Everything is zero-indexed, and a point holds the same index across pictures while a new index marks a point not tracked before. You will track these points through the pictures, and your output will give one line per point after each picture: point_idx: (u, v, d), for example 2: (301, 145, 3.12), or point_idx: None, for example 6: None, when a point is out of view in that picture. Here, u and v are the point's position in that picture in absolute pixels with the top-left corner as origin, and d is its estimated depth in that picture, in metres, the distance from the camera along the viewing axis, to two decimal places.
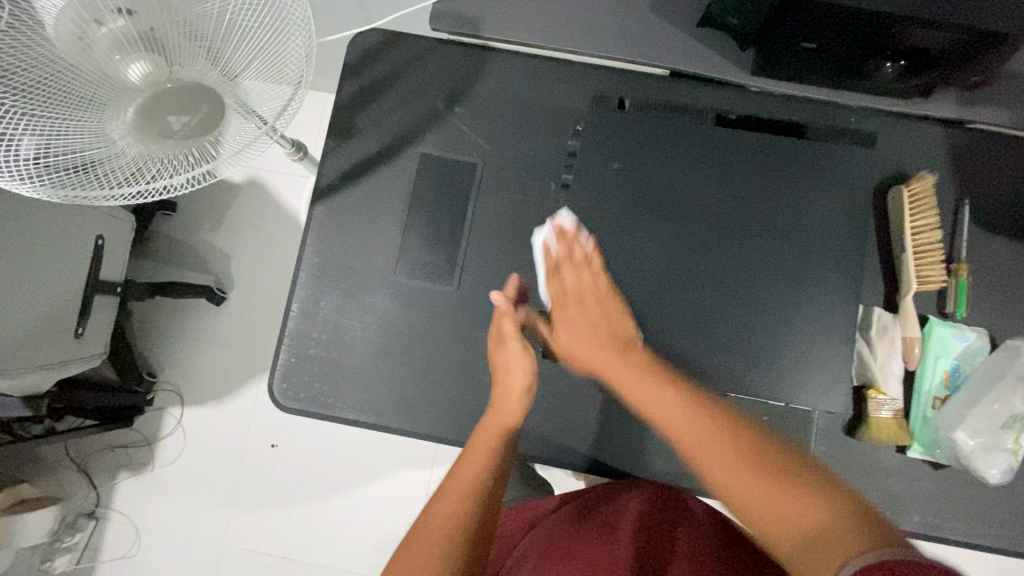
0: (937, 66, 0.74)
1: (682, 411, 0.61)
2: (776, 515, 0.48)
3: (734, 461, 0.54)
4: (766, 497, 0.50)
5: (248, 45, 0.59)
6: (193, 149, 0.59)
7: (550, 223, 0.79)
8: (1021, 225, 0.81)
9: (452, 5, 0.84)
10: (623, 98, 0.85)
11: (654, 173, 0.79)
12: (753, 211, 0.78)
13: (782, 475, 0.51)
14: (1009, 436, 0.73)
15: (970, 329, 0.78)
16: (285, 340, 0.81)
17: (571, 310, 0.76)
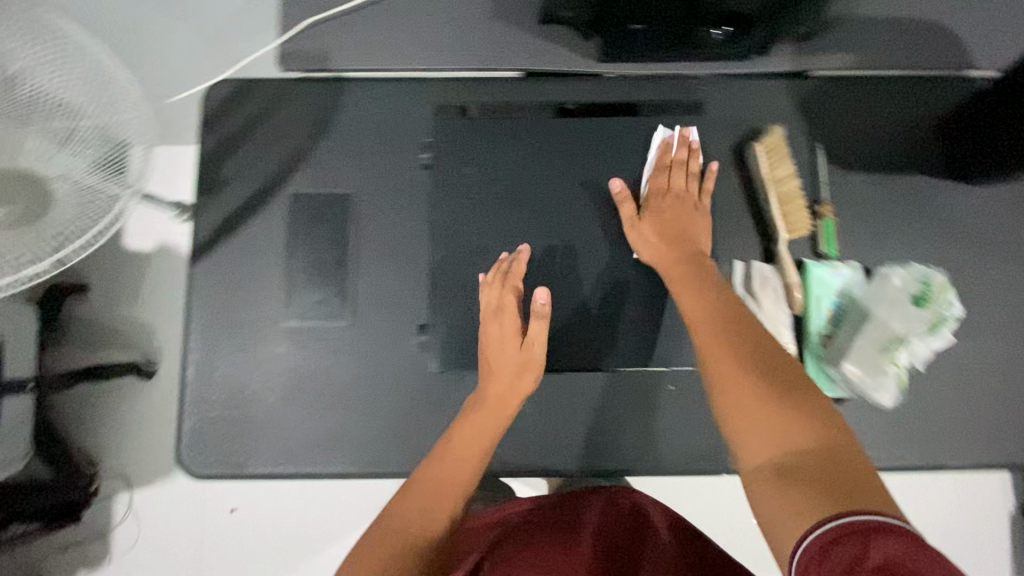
0: (761, 25, 0.79)
1: (723, 310, 0.64)
2: (766, 426, 0.51)
3: (742, 388, 0.54)
4: (772, 417, 0.51)
5: (77, 116, 0.61)
6: (45, 232, 0.57)
7: (676, 131, 0.82)
8: (874, 157, 0.85)
9: (298, 44, 0.85)
10: (466, 104, 0.85)
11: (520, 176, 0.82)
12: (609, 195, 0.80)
13: (774, 394, 0.53)
14: (887, 360, 0.75)
15: (844, 264, 0.81)
16: (188, 406, 0.80)
17: (659, 203, 0.79)
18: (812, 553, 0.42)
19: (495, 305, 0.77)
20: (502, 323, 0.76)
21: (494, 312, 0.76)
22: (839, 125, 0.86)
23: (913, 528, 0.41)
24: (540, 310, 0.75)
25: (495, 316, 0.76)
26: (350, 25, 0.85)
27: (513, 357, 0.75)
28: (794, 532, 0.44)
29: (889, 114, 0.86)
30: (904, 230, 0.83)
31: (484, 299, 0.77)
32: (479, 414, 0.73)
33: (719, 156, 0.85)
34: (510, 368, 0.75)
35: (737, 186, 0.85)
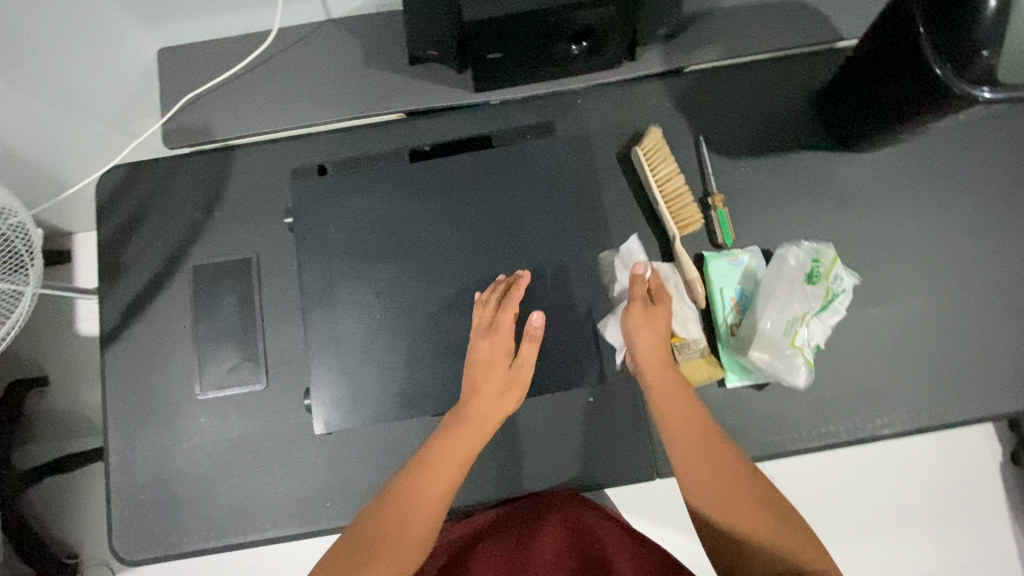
0: (617, 37, 0.80)
1: (680, 388, 0.70)
2: (713, 465, 0.64)
3: (703, 449, 0.65)
4: (752, 526, 0.61)
5: None
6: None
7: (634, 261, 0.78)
8: (758, 141, 0.86)
9: (181, 121, 0.87)
10: (323, 166, 0.87)
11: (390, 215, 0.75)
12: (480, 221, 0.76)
13: (729, 465, 0.65)
14: (788, 341, 0.75)
15: (742, 252, 0.81)
16: (113, 495, 0.80)
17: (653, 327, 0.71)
18: None
19: (487, 323, 0.70)
20: (494, 339, 0.69)
21: (486, 328, 0.69)
22: (719, 115, 0.87)
23: None
24: (535, 333, 0.67)
25: (493, 330, 0.69)
26: (228, 95, 0.87)
27: (499, 378, 0.68)
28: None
29: (766, 97, 0.87)
30: (798, 208, 0.84)
31: (473, 320, 0.71)
32: (462, 433, 0.67)
33: (605, 164, 0.86)
34: (496, 386, 0.68)
35: (627, 190, 0.85)
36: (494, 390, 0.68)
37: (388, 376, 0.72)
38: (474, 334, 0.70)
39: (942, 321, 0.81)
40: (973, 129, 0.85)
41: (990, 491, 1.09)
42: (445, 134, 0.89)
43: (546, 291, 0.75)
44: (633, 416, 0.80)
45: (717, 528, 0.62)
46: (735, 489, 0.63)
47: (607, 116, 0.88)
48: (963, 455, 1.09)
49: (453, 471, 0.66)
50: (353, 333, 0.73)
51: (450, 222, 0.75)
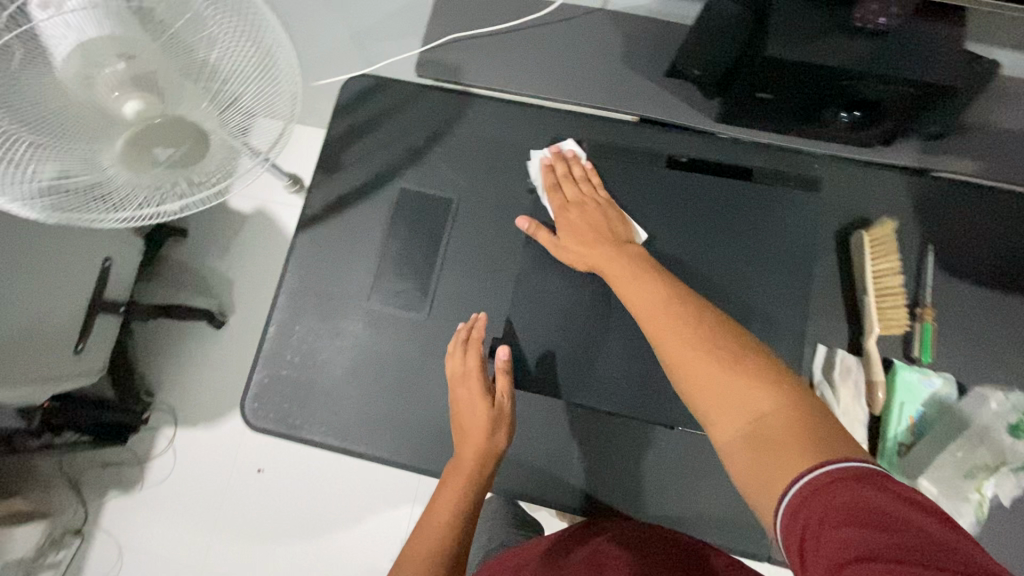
0: (891, 118, 0.77)
1: (660, 295, 0.60)
2: (717, 387, 0.50)
3: (689, 346, 0.53)
4: (728, 397, 0.49)
5: (236, 81, 0.66)
6: (189, 174, 0.65)
7: (551, 147, 0.86)
8: (989, 271, 0.81)
9: (438, 55, 0.92)
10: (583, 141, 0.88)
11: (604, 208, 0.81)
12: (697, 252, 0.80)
13: (723, 360, 0.51)
14: (970, 484, 0.71)
15: (936, 374, 0.77)
16: (261, 359, 0.85)
17: (570, 214, 0.78)
18: (791, 506, 0.40)
19: (460, 372, 0.79)
20: (468, 386, 0.78)
21: (459, 380, 0.79)
22: (956, 232, 0.83)
23: (875, 465, 0.40)
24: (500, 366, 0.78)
25: (462, 380, 0.78)
26: (488, 47, 0.91)
27: (483, 419, 0.75)
28: (780, 478, 0.42)
29: (1013, 231, 0.82)
30: (1010, 352, 0.78)
31: (449, 368, 0.80)
32: (455, 475, 0.75)
33: (820, 235, 0.83)
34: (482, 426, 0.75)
35: (835, 268, 0.82)
36: (480, 432, 0.75)
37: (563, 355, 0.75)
38: (452, 387, 0.79)
39: None
40: None
41: None
42: (703, 155, 0.88)
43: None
44: None
45: (723, 436, 0.48)
46: (704, 357, 0.52)
47: (839, 190, 0.85)
48: None
49: (456, 503, 0.74)
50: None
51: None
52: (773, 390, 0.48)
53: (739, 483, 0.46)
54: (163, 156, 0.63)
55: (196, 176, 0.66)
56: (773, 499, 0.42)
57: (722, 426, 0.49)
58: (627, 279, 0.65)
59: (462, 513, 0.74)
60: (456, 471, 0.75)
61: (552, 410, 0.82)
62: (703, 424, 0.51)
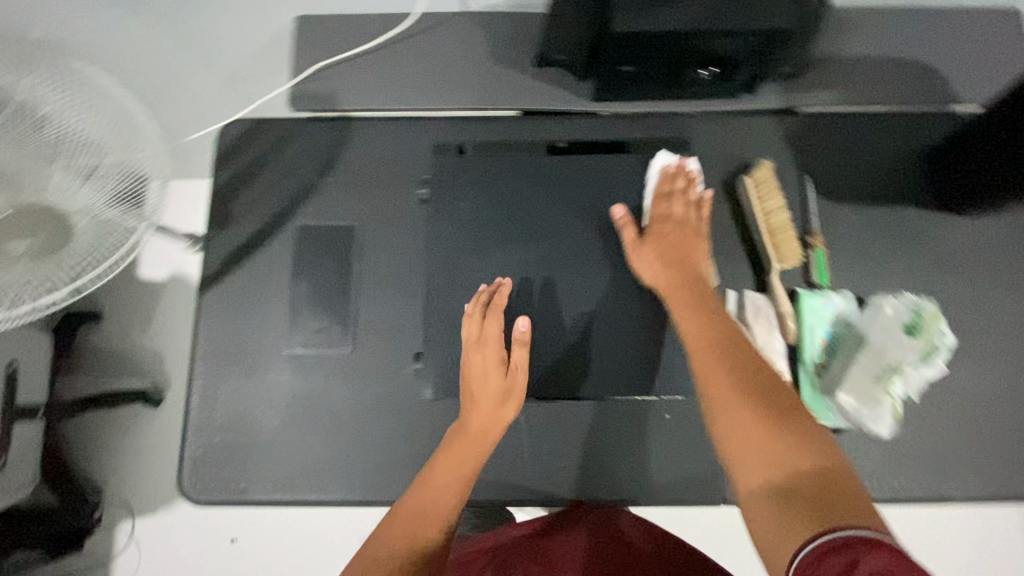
0: (746, 67, 0.82)
1: (710, 333, 0.62)
2: (754, 425, 0.52)
3: (732, 387, 0.55)
4: (771, 456, 0.50)
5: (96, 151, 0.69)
6: (63, 261, 0.62)
7: (676, 158, 0.81)
8: (863, 189, 0.87)
9: (310, 86, 0.90)
10: (462, 145, 0.90)
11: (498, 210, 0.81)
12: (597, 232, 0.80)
13: (765, 414, 0.52)
14: (882, 390, 0.75)
15: (835, 294, 0.82)
16: (190, 431, 0.82)
17: (664, 227, 0.77)
18: (806, 560, 0.42)
19: (477, 338, 0.75)
20: (485, 352, 0.74)
21: (478, 344, 0.75)
22: (827, 159, 0.88)
23: (890, 537, 0.41)
24: (521, 337, 0.73)
25: (478, 346, 0.75)
26: (357, 69, 0.91)
27: (495, 388, 0.73)
28: (791, 538, 0.45)
29: (876, 148, 0.89)
30: (895, 259, 0.85)
31: (465, 330, 0.76)
32: (460, 441, 0.71)
33: (709, 188, 0.88)
34: (494, 394, 0.73)
35: (728, 216, 0.87)
36: (491, 400, 0.73)
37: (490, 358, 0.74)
38: (466, 351, 0.75)
39: None
40: None
41: None
42: (588, 134, 0.91)
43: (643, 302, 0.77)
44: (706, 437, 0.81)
45: (743, 472, 0.51)
46: (754, 418, 0.52)
47: (717, 143, 0.90)
48: None
49: (462, 475, 0.68)
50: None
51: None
52: (823, 452, 0.50)
53: (753, 531, 0.49)
54: (22, 248, 0.60)
55: (71, 259, 0.63)
56: (785, 553, 0.45)
57: (751, 474, 0.50)
58: (690, 308, 0.66)
59: (464, 483, 0.68)
60: (468, 441, 0.71)
61: None
62: (727, 468, 0.53)
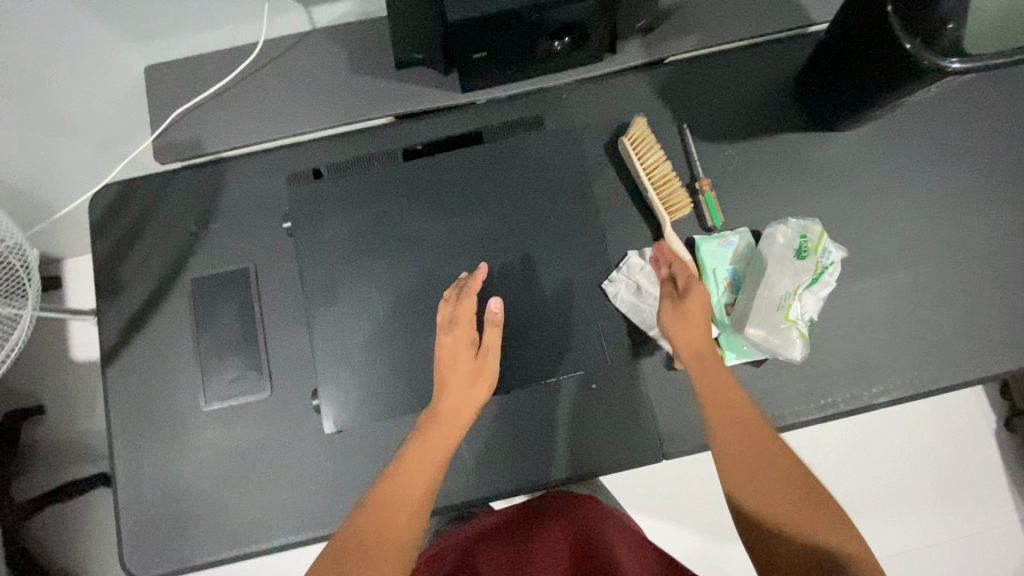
0: (597, 30, 0.81)
1: (743, 428, 0.62)
2: (781, 499, 0.56)
3: (761, 471, 0.58)
4: (776, 497, 0.56)
5: None
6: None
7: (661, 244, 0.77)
8: (739, 125, 0.88)
9: (172, 137, 0.87)
10: (316, 166, 0.86)
11: (369, 221, 0.75)
12: (483, 221, 0.76)
13: (791, 493, 0.56)
14: (782, 315, 0.76)
15: (733, 233, 0.84)
16: (122, 512, 0.80)
17: (692, 335, 0.69)
18: None
19: (448, 320, 0.68)
20: (455, 332, 0.67)
21: (447, 325, 0.68)
22: (701, 103, 0.89)
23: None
24: (494, 317, 0.67)
25: (450, 326, 0.68)
26: (217, 109, 0.88)
27: (465, 369, 0.66)
28: None
29: (745, 83, 0.90)
30: (782, 188, 0.86)
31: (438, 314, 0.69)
32: (433, 425, 0.64)
33: (593, 156, 0.88)
34: (463, 375, 0.66)
35: (616, 179, 0.87)
36: (459, 383, 0.65)
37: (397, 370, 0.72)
38: (437, 333, 0.69)
39: (931, 288, 0.84)
40: (947, 102, 0.88)
41: (986, 454, 1.11)
42: (439, 138, 0.90)
43: (541, 280, 0.75)
44: (637, 399, 0.82)
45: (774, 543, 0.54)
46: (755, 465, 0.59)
47: (589, 110, 0.90)
48: (952, 422, 1.12)
49: (430, 469, 0.61)
50: (355, 335, 0.73)
51: (445, 219, 0.75)
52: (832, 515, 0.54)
53: None
54: None
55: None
56: None
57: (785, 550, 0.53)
58: (724, 411, 0.64)
59: (433, 480, 0.61)
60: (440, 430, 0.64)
61: None
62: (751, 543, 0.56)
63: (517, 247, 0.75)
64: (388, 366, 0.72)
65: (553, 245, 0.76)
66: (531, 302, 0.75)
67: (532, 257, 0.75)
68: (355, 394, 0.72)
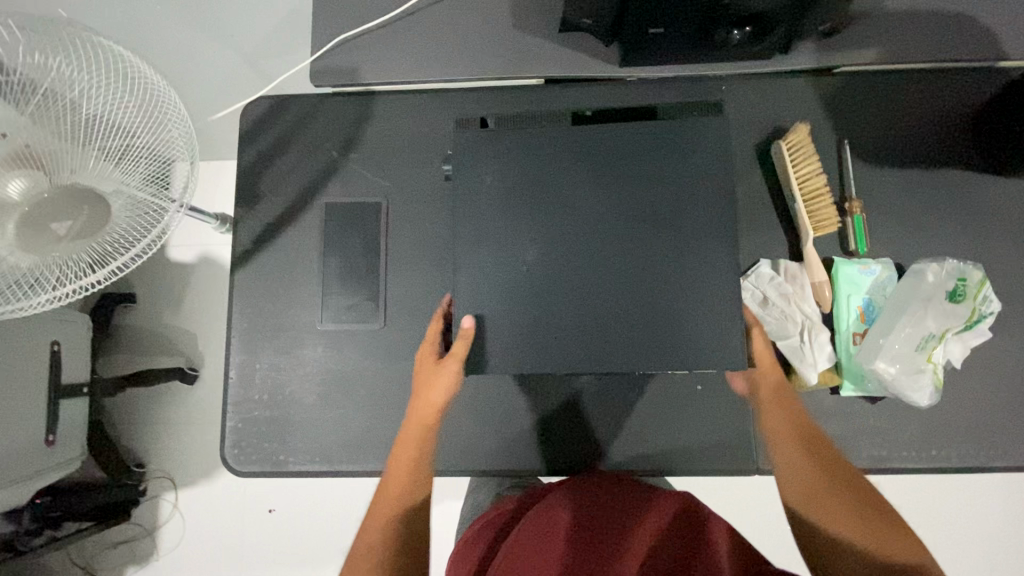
0: (783, 23, 0.77)
1: (805, 460, 0.71)
2: (844, 514, 0.65)
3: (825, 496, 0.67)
4: (838, 514, 0.65)
5: (116, 129, 0.69)
6: (99, 242, 0.67)
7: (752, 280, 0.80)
8: (903, 152, 0.84)
9: (329, 61, 0.88)
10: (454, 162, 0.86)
11: (525, 170, 0.69)
12: (646, 198, 0.67)
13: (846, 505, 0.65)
14: (923, 357, 0.73)
15: (876, 262, 0.80)
16: (228, 407, 0.84)
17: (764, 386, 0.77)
18: None
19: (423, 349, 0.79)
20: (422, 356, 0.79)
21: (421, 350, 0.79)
22: (866, 122, 0.85)
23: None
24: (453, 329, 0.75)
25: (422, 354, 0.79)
26: (377, 41, 0.89)
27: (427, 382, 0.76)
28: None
29: (917, 109, 0.85)
30: (938, 225, 0.82)
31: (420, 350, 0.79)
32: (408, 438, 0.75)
33: (742, 156, 0.85)
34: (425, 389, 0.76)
35: (761, 184, 0.84)
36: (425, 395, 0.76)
37: (533, 330, 0.66)
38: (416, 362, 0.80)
39: None
40: None
41: None
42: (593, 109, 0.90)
43: (694, 275, 0.66)
44: (738, 409, 0.81)
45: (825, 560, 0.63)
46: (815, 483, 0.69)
47: (744, 106, 0.87)
48: None
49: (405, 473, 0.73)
50: (489, 287, 0.67)
51: (601, 188, 0.68)
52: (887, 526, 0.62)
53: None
54: (63, 230, 0.63)
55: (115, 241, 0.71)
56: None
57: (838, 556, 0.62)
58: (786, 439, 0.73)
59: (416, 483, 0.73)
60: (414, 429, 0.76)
61: (527, 384, 0.82)
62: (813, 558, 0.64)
63: (675, 236, 0.66)
64: (514, 328, 0.66)
65: (717, 237, 0.66)
66: (679, 298, 0.65)
67: (691, 249, 0.66)
68: (482, 349, 0.66)
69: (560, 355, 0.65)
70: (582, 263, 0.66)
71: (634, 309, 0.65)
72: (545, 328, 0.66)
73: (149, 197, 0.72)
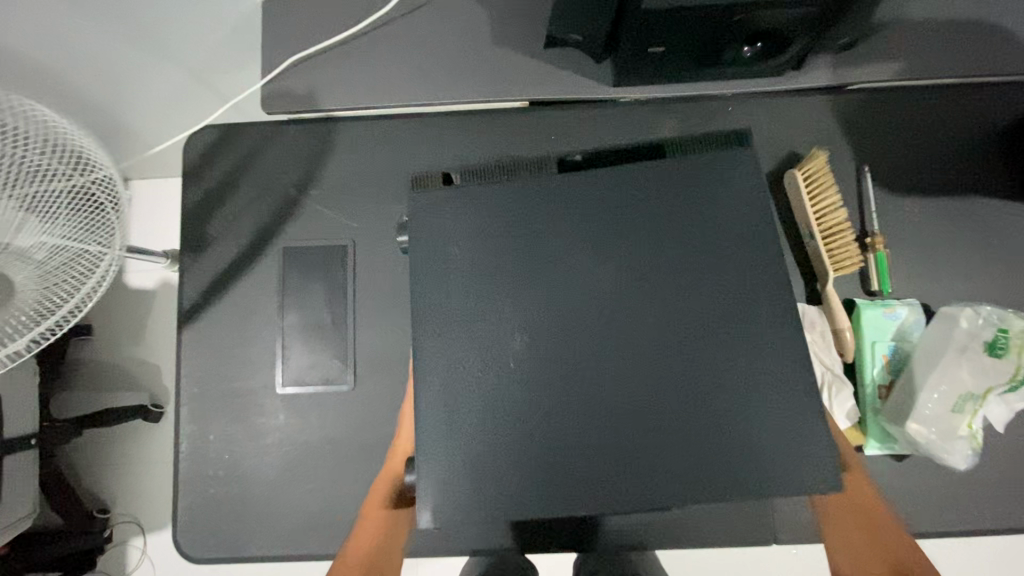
0: (798, 40, 0.68)
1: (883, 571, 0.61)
2: None
3: None
4: None
5: (23, 179, 0.58)
6: (16, 309, 0.61)
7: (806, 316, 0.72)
8: (926, 179, 0.76)
9: (283, 84, 0.78)
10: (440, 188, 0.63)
11: (513, 247, 0.56)
12: (668, 286, 0.54)
13: None
14: (962, 421, 0.65)
15: (901, 304, 0.72)
16: (180, 485, 0.74)
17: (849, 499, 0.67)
18: None
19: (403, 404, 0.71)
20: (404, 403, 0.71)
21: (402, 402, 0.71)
22: (889, 145, 0.76)
23: None
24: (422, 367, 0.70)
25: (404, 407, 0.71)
26: (337, 61, 0.78)
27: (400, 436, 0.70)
28: None
29: (940, 131, 0.77)
30: (967, 261, 0.74)
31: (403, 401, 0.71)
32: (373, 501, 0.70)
33: None
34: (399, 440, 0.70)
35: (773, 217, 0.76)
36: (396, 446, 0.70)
37: (522, 452, 0.52)
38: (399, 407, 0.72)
39: None
40: None
41: None
42: (582, 136, 0.81)
43: (738, 371, 0.52)
44: None
45: None
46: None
47: (752, 128, 0.78)
48: None
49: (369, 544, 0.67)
50: (467, 393, 0.54)
51: (607, 259, 0.55)
52: None
53: None
54: None
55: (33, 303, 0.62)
56: None
57: None
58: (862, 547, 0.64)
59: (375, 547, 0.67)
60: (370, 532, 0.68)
61: None
62: None
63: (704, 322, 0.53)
64: (506, 437, 0.53)
65: None
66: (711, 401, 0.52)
67: (727, 343, 0.53)
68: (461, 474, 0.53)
69: (566, 477, 0.52)
70: (586, 363, 0.53)
71: (656, 421, 0.52)
72: (545, 440, 0.52)
73: (80, 246, 0.64)
